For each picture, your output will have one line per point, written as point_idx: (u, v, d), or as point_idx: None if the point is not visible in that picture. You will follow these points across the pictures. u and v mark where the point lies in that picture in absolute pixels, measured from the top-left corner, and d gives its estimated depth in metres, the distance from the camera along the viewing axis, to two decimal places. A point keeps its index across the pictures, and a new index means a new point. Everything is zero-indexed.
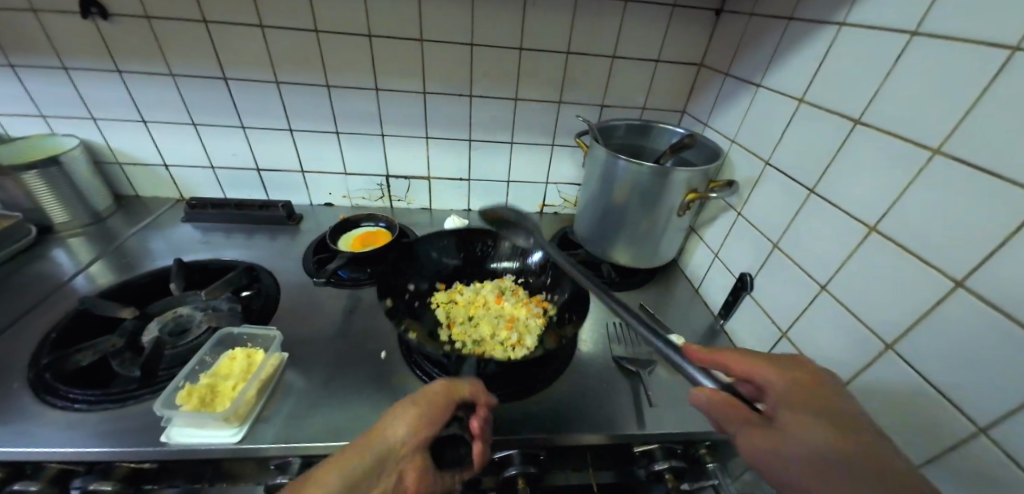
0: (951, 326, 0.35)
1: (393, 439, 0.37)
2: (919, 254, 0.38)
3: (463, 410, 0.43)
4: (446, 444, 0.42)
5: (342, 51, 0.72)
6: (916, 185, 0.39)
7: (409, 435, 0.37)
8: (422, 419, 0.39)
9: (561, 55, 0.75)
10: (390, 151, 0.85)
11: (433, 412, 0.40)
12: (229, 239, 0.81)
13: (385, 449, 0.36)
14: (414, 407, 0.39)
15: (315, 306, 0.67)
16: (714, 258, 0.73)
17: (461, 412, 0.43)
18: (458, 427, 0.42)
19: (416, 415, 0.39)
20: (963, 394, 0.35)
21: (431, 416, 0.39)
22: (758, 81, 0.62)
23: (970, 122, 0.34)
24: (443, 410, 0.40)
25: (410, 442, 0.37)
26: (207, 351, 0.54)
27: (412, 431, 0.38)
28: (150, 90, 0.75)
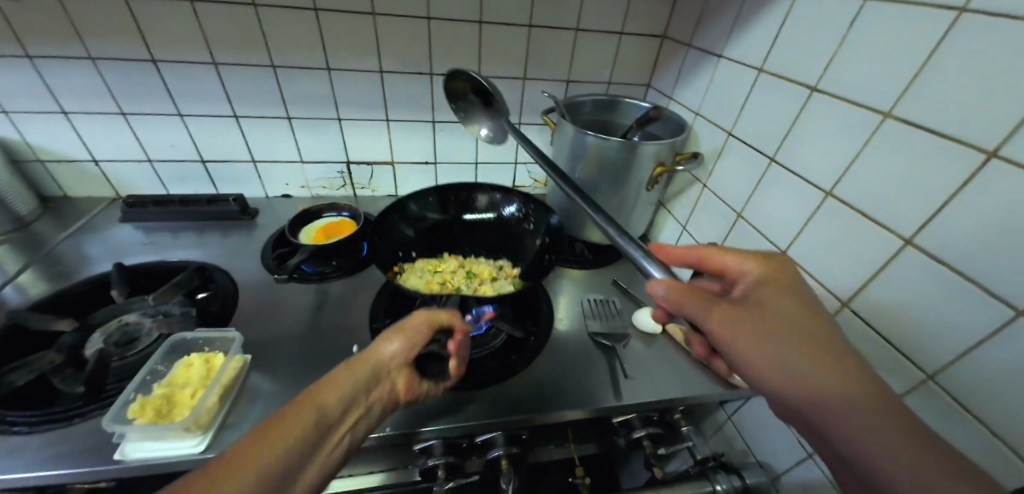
0: (903, 280, 0.38)
1: (382, 357, 0.36)
2: (871, 216, 0.40)
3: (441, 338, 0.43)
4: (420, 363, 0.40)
5: (287, 28, 0.66)
6: (869, 148, 0.40)
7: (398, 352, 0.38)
8: (409, 338, 0.39)
9: (524, 28, 0.72)
10: (349, 135, 0.80)
11: (415, 331, 0.40)
12: (177, 238, 0.75)
13: (375, 363, 0.36)
14: (400, 334, 0.39)
15: (279, 305, 0.63)
16: (682, 230, 0.74)
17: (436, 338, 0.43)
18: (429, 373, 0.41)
19: (407, 333, 0.40)
20: (910, 344, 0.37)
21: (417, 334, 0.40)
22: (719, 52, 0.62)
23: (917, 86, 0.36)
24: (422, 331, 0.41)
25: (399, 356, 0.38)
26: (158, 360, 0.50)
27: (401, 349, 0.38)
28: (66, 76, 0.66)
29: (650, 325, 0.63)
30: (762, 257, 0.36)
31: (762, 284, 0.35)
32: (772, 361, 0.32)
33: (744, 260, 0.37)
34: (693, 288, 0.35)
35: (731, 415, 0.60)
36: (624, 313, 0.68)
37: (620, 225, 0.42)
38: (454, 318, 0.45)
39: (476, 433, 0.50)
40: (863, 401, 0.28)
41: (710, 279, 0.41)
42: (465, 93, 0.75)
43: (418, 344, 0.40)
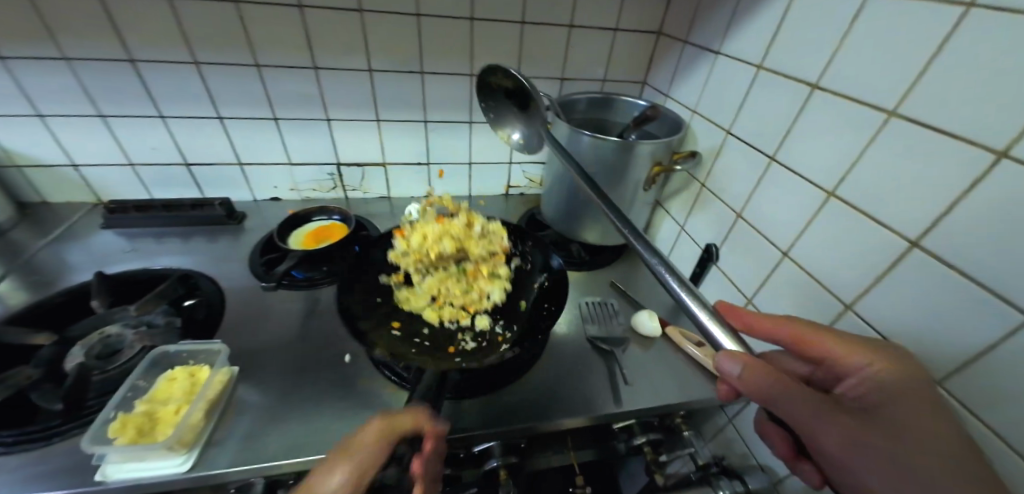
0: (909, 283, 0.37)
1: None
2: (875, 217, 0.39)
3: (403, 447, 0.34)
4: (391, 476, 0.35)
5: (271, 25, 0.64)
6: (872, 148, 0.39)
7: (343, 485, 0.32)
8: (357, 464, 0.33)
9: (517, 25, 0.70)
10: (339, 136, 0.78)
11: (365, 458, 0.33)
12: (161, 245, 0.73)
13: None
14: (347, 460, 0.33)
15: (267, 312, 0.61)
16: (680, 230, 0.73)
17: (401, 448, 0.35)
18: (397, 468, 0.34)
19: (353, 458, 0.33)
20: (917, 347, 0.36)
21: (365, 460, 0.33)
22: (716, 48, 0.61)
23: (922, 83, 0.34)
24: (373, 452, 0.33)
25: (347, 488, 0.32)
26: (139, 375, 0.48)
27: (345, 483, 0.32)
28: (39, 77, 0.63)
29: (649, 327, 0.62)
30: (881, 352, 0.36)
31: (874, 381, 0.35)
32: (848, 449, 0.33)
33: (859, 353, 0.37)
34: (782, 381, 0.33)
35: (732, 418, 0.59)
36: (623, 315, 0.67)
37: (623, 216, 0.42)
38: (416, 422, 0.35)
39: (473, 443, 0.48)
40: (930, 476, 0.30)
41: (787, 333, 0.42)
42: (498, 90, 0.69)
43: (371, 466, 0.33)
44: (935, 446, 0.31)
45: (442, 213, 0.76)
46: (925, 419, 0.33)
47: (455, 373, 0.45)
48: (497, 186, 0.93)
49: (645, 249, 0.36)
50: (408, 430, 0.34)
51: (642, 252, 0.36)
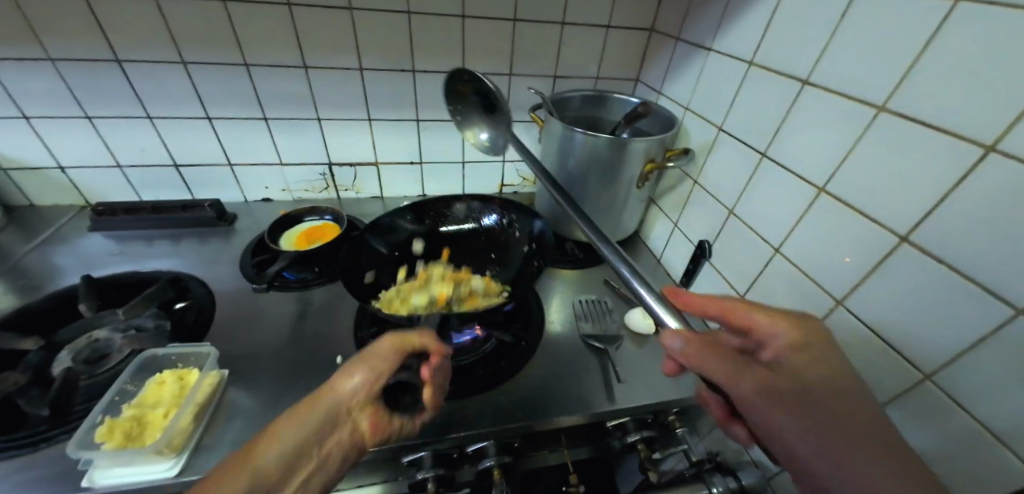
0: (899, 279, 0.37)
1: (346, 396, 0.35)
2: (866, 213, 0.39)
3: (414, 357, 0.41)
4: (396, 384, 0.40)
5: (259, 24, 0.63)
6: (862, 144, 0.39)
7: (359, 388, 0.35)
8: (375, 368, 0.36)
9: (508, 22, 0.70)
10: (330, 136, 0.77)
11: (383, 364, 0.37)
12: (151, 247, 0.72)
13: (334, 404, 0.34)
14: (363, 365, 0.36)
15: (259, 314, 0.61)
16: (674, 227, 0.73)
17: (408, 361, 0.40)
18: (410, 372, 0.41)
19: (371, 362, 0.37)
20: (907, 342, 0.37)
21: (385, 364, 0.37)
22: (708, 45, 0.61)
23: (910, 78, 0.35)
24: (389, 361, 0.37)
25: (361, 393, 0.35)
26: (127, 379, 0.48)
27: (366, 384, 0.35)
28: (22, 77, 0.62)
29: (643, 325, 0.62)
30: (797, 318, 0.36)
31: (793, 352, 0.34)
32: (793, 432, 0.30)
33: (773, 323, 0.36)
34: (713, 343, 0.32)
35: None
36: (617, 313, 0.67)
37: (616, 247, 0.41)
38: (427, 338, 0.41)
39: (467, 443, 0.48)
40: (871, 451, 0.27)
41: (719, 310, 0.40)
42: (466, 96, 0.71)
43: (384, 373, 0.37)
44: (855, 410, 0.30)
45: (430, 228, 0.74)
46: (847, 380, 0.32)
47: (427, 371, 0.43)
48: (491, 185, 0.93)
49: (633, 277, 0.36)
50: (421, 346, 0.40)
51: (630, 279, 0.36)
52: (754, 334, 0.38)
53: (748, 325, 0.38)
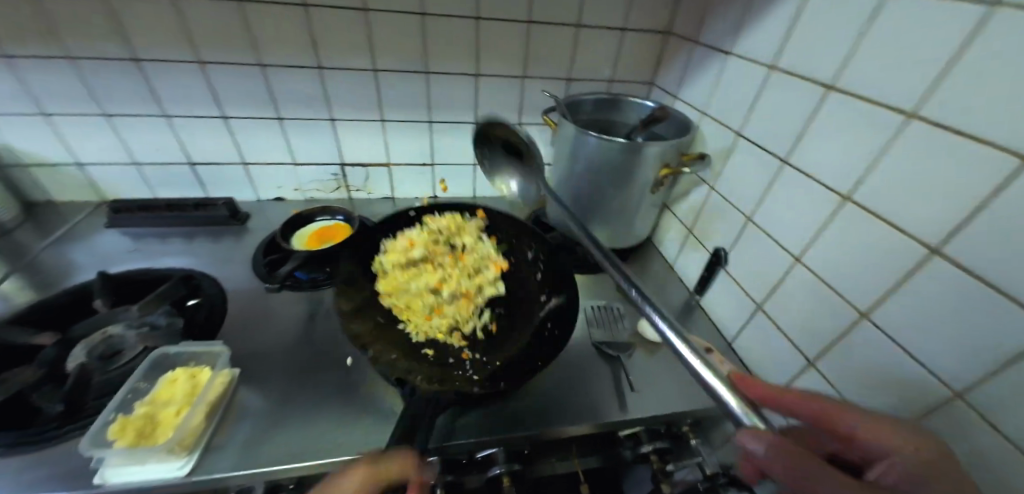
0: (928, 292, 0.35)
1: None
2: (893, 223, 0.38)
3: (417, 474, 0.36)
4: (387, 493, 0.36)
5: (274, 24, 0.63)
6: (890, 152, 0.38)
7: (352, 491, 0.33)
8: (368, 483, 0.33)
9: (523, 25, 0.69)
10: (343, 137, 0.78)
11: (376, 482, 0.33)
12: (165, 245, 0.73)
13: None
14: (361, 473, 0.33)
15: (269, 314, 0.61)
16: (688, 233, 0.72)
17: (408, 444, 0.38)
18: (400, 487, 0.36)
19: (369, 462, 0.34)
20: (936, 358, 0.35)
21: (375, 484, 0.33)
22: (726, 49, 0.59)
23: (944, 84, 0.33)
24: (384, 480, 0.33)
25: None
26: (140, 376, 0.48)
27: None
28: (44, 76, 0.63)
29: (655, 333, 0.61)
30: (902, 429, 0.32)
31: (913, 462, 0.30)
32: None
33: (880, 430, 0.33)
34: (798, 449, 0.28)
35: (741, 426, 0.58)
36: (628, 319, 0.66)
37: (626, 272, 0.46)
38: (411, 469, 0.34)
39: (475, 449, 0.47)
40: None
41: (809, 411, 0.36)
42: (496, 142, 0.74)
43: (376, 483, 0.33)
44: None
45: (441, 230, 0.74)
46: None
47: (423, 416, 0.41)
48: None
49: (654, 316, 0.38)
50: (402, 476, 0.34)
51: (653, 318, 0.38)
52: (856, 442, 0.34)
53: (844, 432, 0.35)
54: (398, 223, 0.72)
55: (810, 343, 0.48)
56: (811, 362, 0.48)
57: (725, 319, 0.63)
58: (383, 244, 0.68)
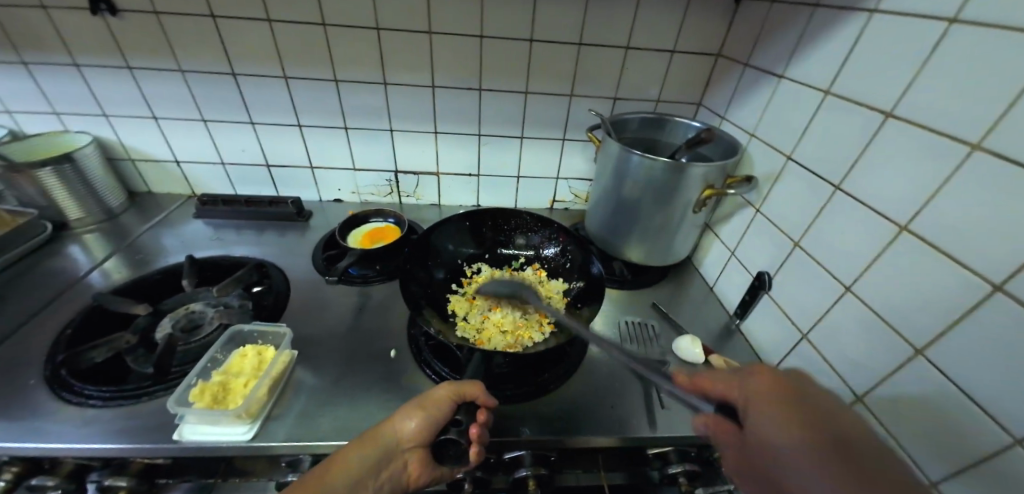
0: (989, 330, 0.33)
1: (402, 435, 0.39)
2: (953, 256, 0.36)
3: (464, 413, 0.41)
4: (442, 442, 0.40)
5: (348, 44, 0.71)
6: (953, 182, 0.36)
7: (414, 432, 0.40)
8: (429, 416, 0.40)
9: (574, 46, 0.73)
10: (400, 146, 0.84)
11: (437, 411, 0.40)
12: (240, 235, 0.82)
13: (391, 443, 0.39)
14: (422, 410, 0.40)
15: (325, 304, 0.66)
16: (730, 255, 0.71)
17: (459, 415, 0.41)
18: (457, 431, 0.40)
19: (426, 411, 0.40)
20: (997, 401, 0.33)
21: (437, 413, 0.40)
22: (779, 72, 0.59)
23: (1011, 116, 0.32)
24: (444, 410, 0.41)
25: (415, 437, 0.40)
26: (218, 348, 0.54)
27: (419, 429, 0.40)
28: (160, 86, 0.74)
29: (691, 354, 0.60)
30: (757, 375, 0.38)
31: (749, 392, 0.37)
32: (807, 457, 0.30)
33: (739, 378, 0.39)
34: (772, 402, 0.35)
35: None
36: (663, 338, 0.65)
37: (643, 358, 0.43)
38: (478, 391, 0.42)
39: (504, 449, 0.48)
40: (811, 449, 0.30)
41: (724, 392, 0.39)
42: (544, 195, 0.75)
43: (437, 422, 0.40)
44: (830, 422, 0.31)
45: (489, 246, 0.75)
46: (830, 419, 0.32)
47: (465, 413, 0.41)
48: (542, 200, 0.95)
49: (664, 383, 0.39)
50: (473, 398, 0.42)
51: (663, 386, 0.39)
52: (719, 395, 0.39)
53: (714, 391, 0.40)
54: (443, 230, 0.71)
55: (859, 377, 0.45)
56: (858, 396, 0.46)
57: (767, 346, 0.61)
58: (426, 249, 0.67)
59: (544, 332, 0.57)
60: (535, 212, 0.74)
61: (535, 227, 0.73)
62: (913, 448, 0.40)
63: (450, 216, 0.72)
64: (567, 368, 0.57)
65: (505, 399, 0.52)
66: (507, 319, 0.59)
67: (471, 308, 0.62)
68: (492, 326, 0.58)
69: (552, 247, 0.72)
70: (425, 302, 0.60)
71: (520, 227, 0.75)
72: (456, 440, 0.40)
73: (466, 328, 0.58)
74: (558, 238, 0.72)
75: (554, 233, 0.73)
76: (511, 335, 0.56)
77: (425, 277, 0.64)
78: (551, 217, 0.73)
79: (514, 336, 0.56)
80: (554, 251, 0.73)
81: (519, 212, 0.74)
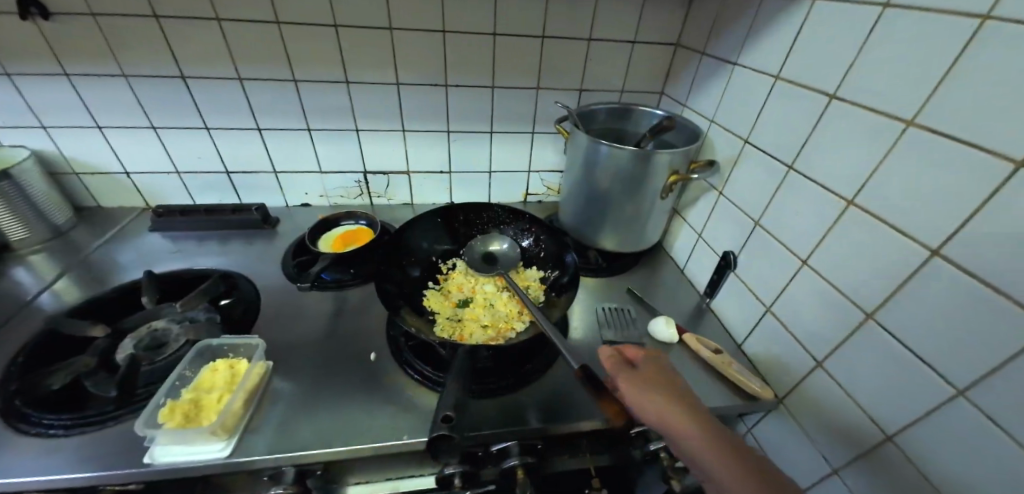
0: (926, 292, 0.36)
1: None
2: (895, 226, 0.39)
3: (452, 409, 0.41)
4: (434, 440, 0.39)
5: (306, 43, 0.68)
6: (892, 156, 0.39)
7: None
8: None
9: (537, 39, 0.73)
10: (367, 146, 0.82)
11: None
12: (203, 247, 0.78)
13: None
14: None
15: (299, 311, 0.64)
16: (698, 238, 0.74)
17: (446, 410, 0.41)
18: (450, 428, 0.39)
19: None
20: (937, 356, 0.35)
21: None
22: (734, 59, 0.62)
23: (940, 93, 0.34)
24: None
25: None
26: (186, 365, 0.52)
27: None
28: (103, 93, 0.69)
29: (665, 334, 0.62)
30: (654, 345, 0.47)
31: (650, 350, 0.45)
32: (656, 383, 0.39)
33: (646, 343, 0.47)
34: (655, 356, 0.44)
35: (751, 427, 0.60)
36: (639, 321, 0.68)
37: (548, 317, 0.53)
38: None
39: (491, 441, 0.49)
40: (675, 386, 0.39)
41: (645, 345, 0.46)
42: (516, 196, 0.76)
43: None
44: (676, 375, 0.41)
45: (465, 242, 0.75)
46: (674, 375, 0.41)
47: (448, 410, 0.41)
48: (516, 194, 0.96)
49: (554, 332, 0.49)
50: None
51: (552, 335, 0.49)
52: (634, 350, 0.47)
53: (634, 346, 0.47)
54: (417, 228, 0.70)
55: (818, 345, 0.48)
56: (818, 362, 0.48)
57: (735, 322, 0.64)
58: (401, 248, 0.66)
59: (524, 322, 0.58)
60: (508, 206, 0.75)
61: (510, 220, 0.74)
62: (866, 405, 0.42)
63: (423, 214, 0.72)
64: (548, 358, 0.58)
65: (489, 392, 0.53)
66: (486, 315, 0.59)
67: (449, 307, 0.61)
68: (473, 321, 0.58)
69: (527, 239, 0.73)
70: (402, 302, 0.59)
71: (494, 221, 0.75)
72: (449, 436, 0.39)
73: (445, 324, 0.58)
74: (533, 230, 0.73)
75: (528, 225, 0.73)
76: (491, 329, 0.57)
77: (401, 277, 0.63)
78: (523, 209, 0.74)
79: (494, 329, 0.57)
80: (530, 243, 0.73)
81: (493, 207, 0.74)
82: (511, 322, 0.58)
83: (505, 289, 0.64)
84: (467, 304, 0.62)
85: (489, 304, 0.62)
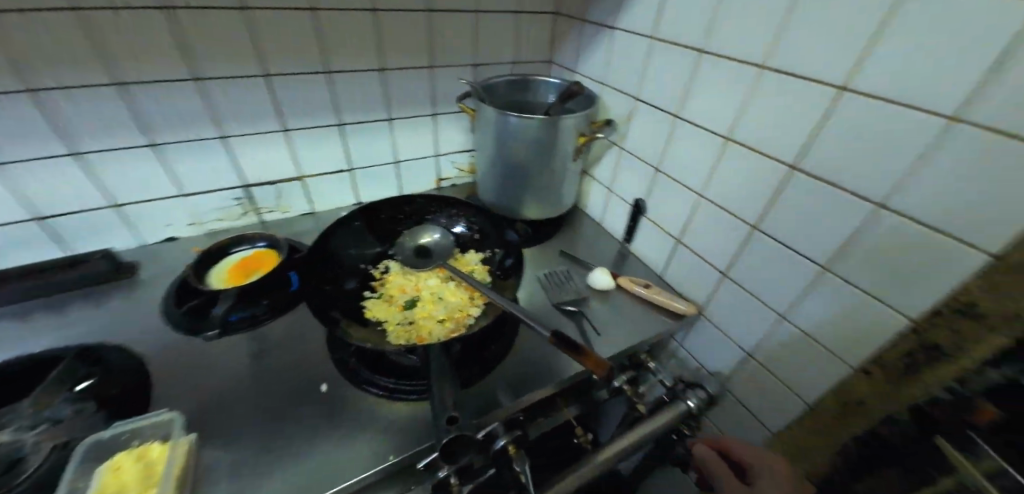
0: (795, 199, 0.47)
1: None
2: (763, 151, 0.49)
3: (456, 409, 0.41)
4: (447, 446, 0.39)
5: (119, 32, 0.52)
6: (754, 97, 0.49)
7: None
8: None
9: (421, 13, 0.68)
10: (240, 154, 0.69)
11: None
12: (21, 326, 0.57)
13: None
14: None
15: (207, 366, 0.53)
16: (609, 192, 0.82)
17: (450, 412, 0.41)
18: (459, 429, 0.39)
19: None
20: (806, 245, 0.47)
21: None
22: (612, 24, 0.67)
23: (781, 43, 0.44)
24: None
25: None
26: (72, 476, 0.39)
27: None
28: None
29: (604, 281, 0.69)
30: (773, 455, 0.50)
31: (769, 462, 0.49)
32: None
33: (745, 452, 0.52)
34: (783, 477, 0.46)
35: (682, 342, 0.70)
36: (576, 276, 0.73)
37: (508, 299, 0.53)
38: None
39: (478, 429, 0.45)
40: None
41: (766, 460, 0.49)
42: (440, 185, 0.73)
43: None
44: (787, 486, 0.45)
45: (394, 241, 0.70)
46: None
47: (450, 416, 0.40)
48: (428, 182, 0.92)
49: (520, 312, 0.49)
50: None
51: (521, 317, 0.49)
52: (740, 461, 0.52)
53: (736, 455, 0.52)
54: (335, 236, 0.63)
55: (720, 259, 0.59)
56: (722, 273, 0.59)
57: (653, 258, 0.74)
58: (321, 263, 0.59)
59: (479, 306, 0.58)
60: (432, 195, 0.72)
61: (437, 209, 0.72)
62: (762, 296, 0.54)
63: (340, 220, 0.65)
64: (509, 335, 0.60)
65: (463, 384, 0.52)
66: (438, 309, 0.57)
67: (393, 312, 0.57)
68: (427, 319, 0.56)
69: (459, 225, 0.72)
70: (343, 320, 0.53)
71: (419, 212, 0.72)
72: (462, 436, 0.39)
73: (398, 331, 0.54)
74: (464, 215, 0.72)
75: (457, 211, 0.72)
76: (448, 321, 0.55)
77: (333, 293, 0.57)
78: (448, 195, 0.73)
79: (451, 321, 0.55)
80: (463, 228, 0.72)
81: (416, 198, 0.71)
82: (466, 309, 0.57)
83: (449, 279, 0.62)
84: (413, 303, 0.59)
85: (439, 298, 0.59)
